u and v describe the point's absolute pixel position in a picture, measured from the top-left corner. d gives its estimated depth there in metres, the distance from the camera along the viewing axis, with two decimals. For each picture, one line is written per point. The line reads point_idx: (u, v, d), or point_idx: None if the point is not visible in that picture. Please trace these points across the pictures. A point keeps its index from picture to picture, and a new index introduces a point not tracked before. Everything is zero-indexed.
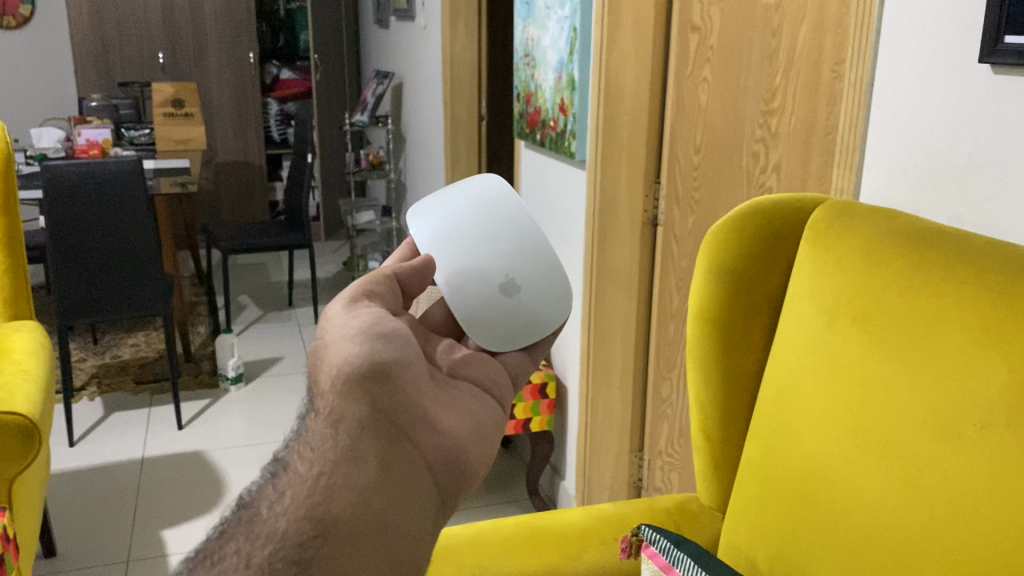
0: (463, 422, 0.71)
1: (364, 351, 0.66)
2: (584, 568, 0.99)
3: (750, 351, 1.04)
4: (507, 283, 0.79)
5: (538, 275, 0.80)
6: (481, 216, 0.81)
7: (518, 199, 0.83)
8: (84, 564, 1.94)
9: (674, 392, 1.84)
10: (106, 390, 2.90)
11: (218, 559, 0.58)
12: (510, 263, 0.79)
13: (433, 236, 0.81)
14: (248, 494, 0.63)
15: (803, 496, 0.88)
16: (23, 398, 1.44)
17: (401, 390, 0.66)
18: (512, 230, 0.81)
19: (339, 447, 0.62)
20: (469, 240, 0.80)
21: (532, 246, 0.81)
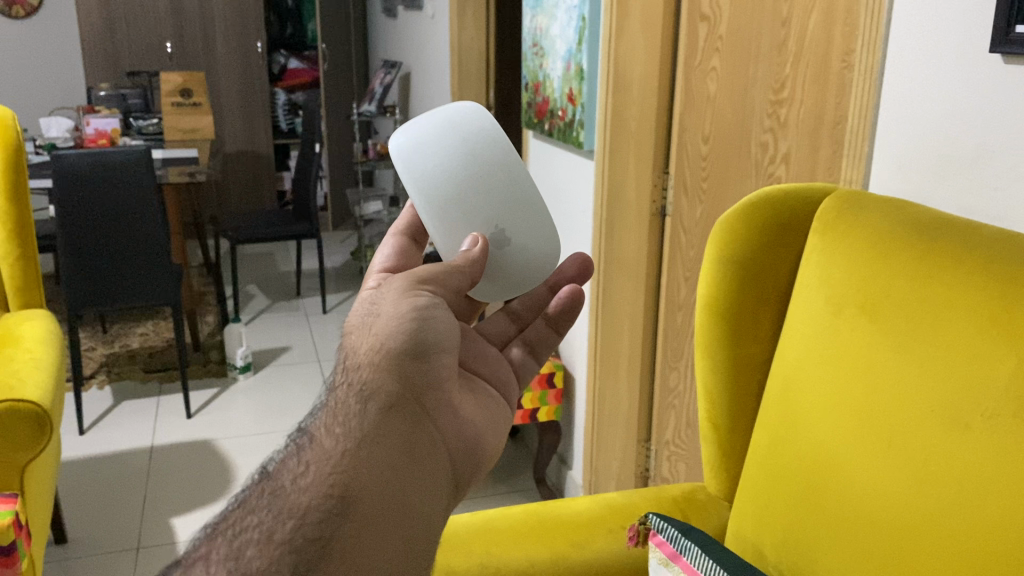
0: (479, 411, 0.71)
1: (405, 331, 0.66)
2: (592, 556, 1.00)
3: (759, 341, 1.04)
4: (499, 231, 0.77)
5: (527, 221, 0.78)
6: (471, 154, 0.76)
7: (512, 150, 0.78)
8: (94, 551, 1.96)
9: (681, 382, 1.85)
10: (115, 379, 2.92)
11: (238, 531, 0.55)
12: (503, 213, 0.77)
13: (414, 173, 0.75)
14: (269, 467, 0.61)
15: (813, 486, 0.88)
16: (34, 385, 1.45)
17: (431, 372, 0.66)
18: (501, 175, 0.77)
19: (367, 424, 0.61)
20: (457, 181, 0.75)
21: (522, 192, 0.78)
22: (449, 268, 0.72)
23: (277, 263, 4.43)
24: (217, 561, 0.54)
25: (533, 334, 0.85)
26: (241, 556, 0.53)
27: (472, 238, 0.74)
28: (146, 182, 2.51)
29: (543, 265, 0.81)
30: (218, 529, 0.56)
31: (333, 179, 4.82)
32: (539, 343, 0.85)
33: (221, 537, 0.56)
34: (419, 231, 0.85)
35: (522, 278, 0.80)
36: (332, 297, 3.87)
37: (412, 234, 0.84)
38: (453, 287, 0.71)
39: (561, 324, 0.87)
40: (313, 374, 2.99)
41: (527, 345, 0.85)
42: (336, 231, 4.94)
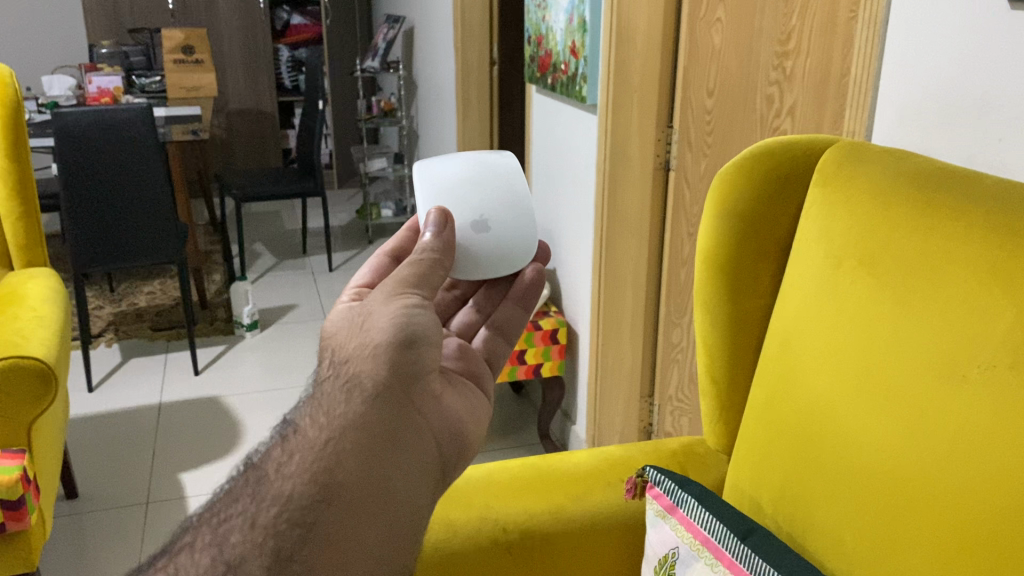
0: (462, 403, 0.71)
1: (391, 327, 0.65)
2: (591, 507, 1.00)
3: (759, 295, 1.03)
4: (480, 222, 0.81)
5: (509, 220, 0.83)
6: (475, 161, 0.84)
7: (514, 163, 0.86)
8: (106, 505, 1.99)
9: (685, 338, 1.85)
10: (123, 337, 2.94)
11: (224, 518, 0.56)
12: (488, 209, 0.82)
13: (422, 173, 0.84)
14: (255, 455, 0.60)
15: (809, 439, 0.88)
16: (39, 342, 1.46)
17: (418, 364, 0.65)
18: (500, 183, 0.84)
19: (353, 413, 0.60)
20: (455, 179, 0.83)
21: (513, 199, 0.84)
22: (423, 268, 0.72)
23: (283, 221, 4.43)
24: (202, 548, 0.54)
25: (502, 316, 0.86)
26: (225, 541, 0.54)
27: (441, 217, 0.76)
28: (148, 140, 2.50)
29: (516, 260, 0.84)
30: (204, 517, 0.57)
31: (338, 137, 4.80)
32: (509, 325, 0.86)
33: (206, 526, 0.56)
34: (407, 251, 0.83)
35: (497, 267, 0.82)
36: (338, 255, 3.87)
37: (396, 254, 0.82)
38: (431, 286, 0.72)
39: (527, 302, 0.87)
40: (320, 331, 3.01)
41: (496, 328, 0.85)
42: (341, 189, 4.93)
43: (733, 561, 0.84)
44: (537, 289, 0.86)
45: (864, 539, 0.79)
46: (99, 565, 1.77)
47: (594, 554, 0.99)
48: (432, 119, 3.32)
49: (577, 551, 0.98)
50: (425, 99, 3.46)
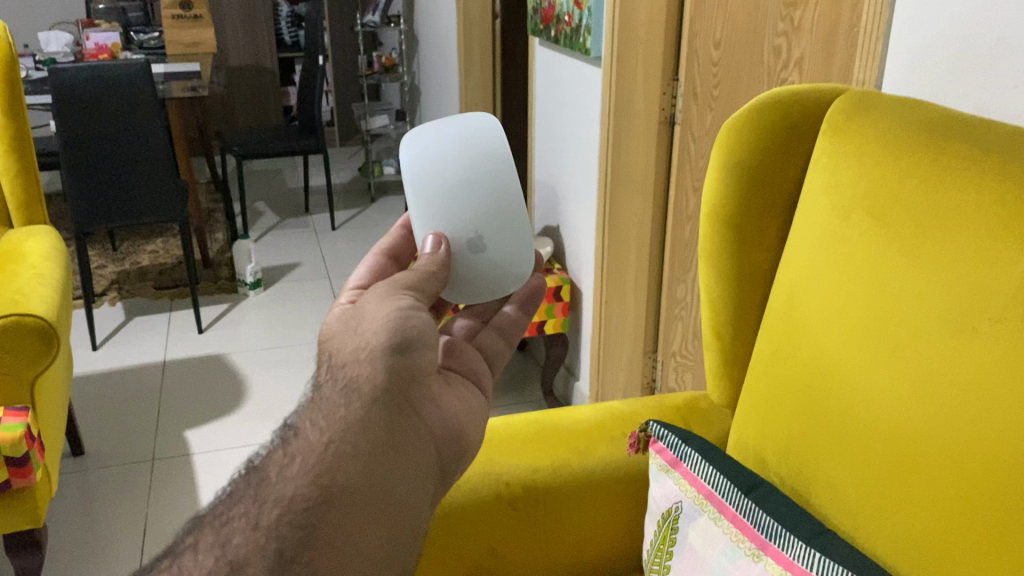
0: (468, 402, 0.68)
1: (386, 329, 0.62)
2: (594, 462, 1.00)
3: (764, 249, 1.01)
4: (475, 240, 0.74)
5: (505, 231, 0.76)
6: (467, 154, 0.74)
7: (509, 151, 0.75)
8: (112, 462, 2.00)
9: (689, 294, 1.85)
10: (127, 296, 2.94)
11: (225, 519, 0.53)
12: (483, 221, 0.74)
13: (409, 167, 0.74)
14: (255, 459, 0.58)
15: (814, 394, 0.87)
16: (39, 300, 1.45)
17: (418, 367, 0.62)
18: (495, 179, 0.74)
19: (353, 417, 0.57)
20: (447, 183, 0.73)
21: (509, 200, 0.75)
22: (419, 275, 0.69)
23: (285, 179, 4.40)
24: (204, 549, 0.51)
25: (503, 318, 0.78)
26: (228, 542, 0.51)
27: (436, 239, 0.72)
28: (147, 97, 2.47)
29: (518, 273, 0.77)
30: (206, 518, 0.54)
31: (339, 94, 4.75)
32: (511, 328, 0.78)
33: (208, 528, 0.53)
34: (402, 250, 0.78)
35: (493, 288, 0.76)
36: (340, 213, 3.86)
37: (393, 253, 0.77)
38: (428, 293, 0.69)
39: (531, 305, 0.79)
40: (323, 289, 3.00)
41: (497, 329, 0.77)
42: (343, 147, 4.90)
43: (736, 515, 0.84)
44: (545, 295, 0.79)
45: (866, 495, 0.79)
46: (106, 521, 1.79)
47: (597, 510, 0.99)
48: (434, 75, 3.28)
49: (580, 507, 0.98)
50: (426, 53, 3.42)
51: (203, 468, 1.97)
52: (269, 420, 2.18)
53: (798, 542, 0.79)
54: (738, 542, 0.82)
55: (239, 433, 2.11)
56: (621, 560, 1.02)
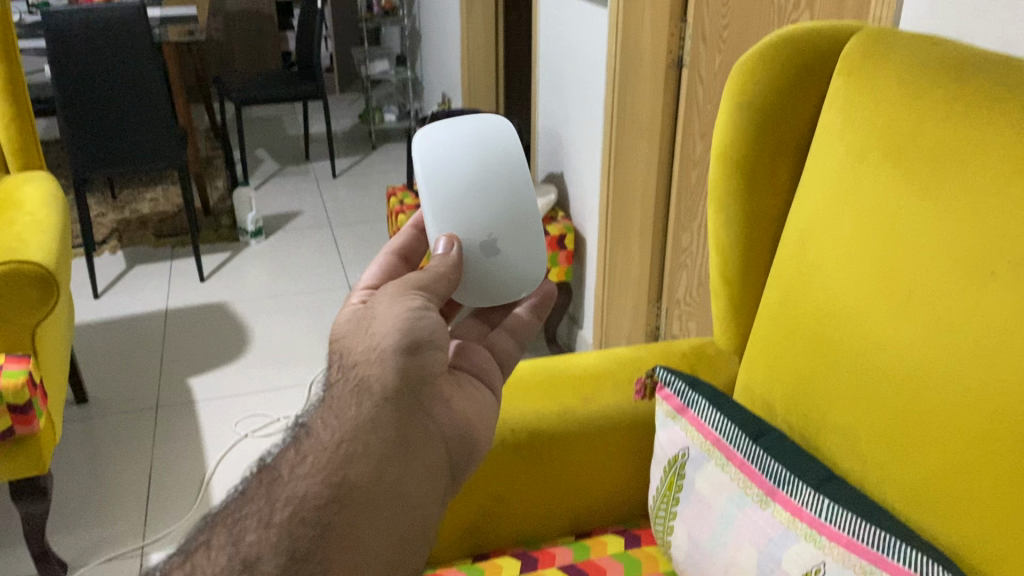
0: (473, 402, 0.69)
1: (398, 328, 0.62)
2: (599, 408, 0.99)
3: (775, 193, 0.99)
4: (488, 241, 0.75)
5: (517, 234, 0.76)
6: (484, 155, 0.75)
7: (521, 155, 0.76)
8: (116, 410, 2.00)
9: (693, 243, 1.83)
10: (128, 244, 2.92)
11: (237, 517, 0.53)
12: (496, 224, 0.75)
13: (427, 164, 0.74)
14: (267, 457, 0.58)
15: (825, 339, 0.86)
16: (36, 247, 1.42)
17: (427, 367, 0.63)
18: (508, 183, 0.75)
19: (364, 416, 0.58)
20: (465, 183, 0.74)
21: (521, 204, 0.76)
22: (431, 274, 0.69)
23: (285, 126, 4.35)
24: (216, 548, 0.51)
25: (513, 321, 0.79)
26: (241, 541, 0.51)
27: (449, 239, 0.72)
28: (142, 42, 2.41)
29: (528, 276, 0.78)
30: (218, 515, 0.54)
31: (339, 38, 4.67)
32: (521, 331, 0.80)
33: (221, 525, 0.53)
34: (412, 250, 0.78)
35: (503, 290, 0.77)
36: (341, 161, 3.82)
37: (402, 252, 0.77)
38: (440, 291, 0.69)
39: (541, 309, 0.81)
40: (325, 238, 2.98)
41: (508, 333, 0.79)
42: (343, 93, 4.83)
43: (744, 461, 0.84)
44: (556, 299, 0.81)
45: (876, 440, 0.79)
46: (111, 468, 1.79)
47: (598, 457, 0.99)
48: (436, 18, 3.21)
49: (581, 454, 0.98)
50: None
51: (208, 416, 1.97)
52: (273, 368, 2.18)
53: (807, 488, 0.79)
54: (745, 488, 0.82)
55: (243, 381, 2.12)
56: (614, 513, 1.03)
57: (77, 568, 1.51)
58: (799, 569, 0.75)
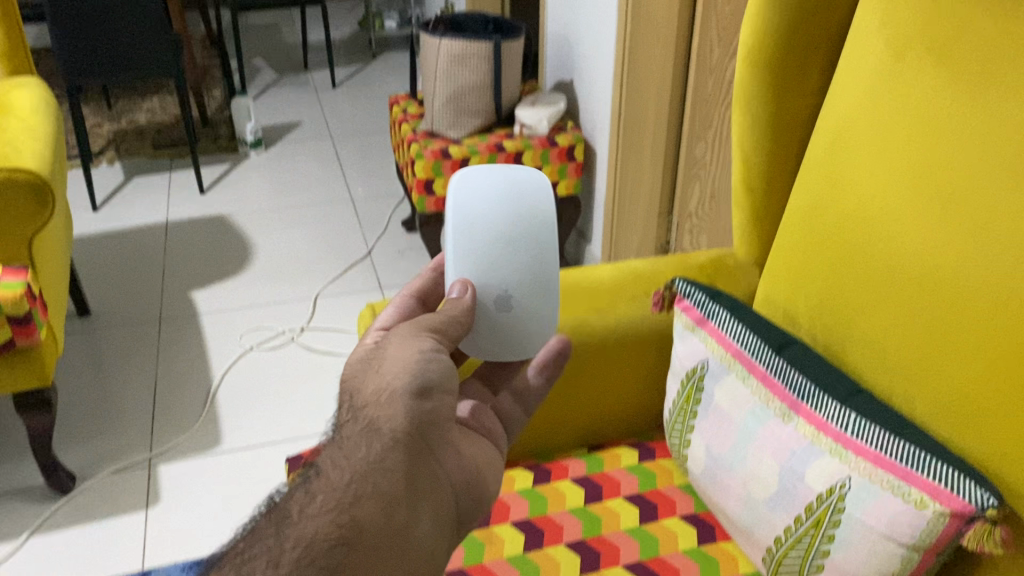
0: (481, 453, 0.65)
1: (409, 370, 0.59)
2: (615, 321, 0.95)
3: (804, 96, 0.94)
4: (503, 295, 0.72)
5: (534, 292, 0.74)
6: (517, 211, 0.72)
7: (553, 216, 0.74)
8: (118, 322, 1.98)
9: (708, 153, 1.77)
10: (125, 156, 2.85)
11: (242, 556, 0.48)
12: (515, 281, 0.72)
13: (459, 204, 0.72)
14: (272, 499, 0.54)
15: (855, 247, 0.82)
16: (29, 154, 1.37)
17: (437, 412, 0.60)
18: (532, 240, 0.73)
19: (374, 458, 0.55)
20: (493, 232, 0.71)
21: (544, 265, 0.74)
22: (444, 319, 0.66)
23: (282, 34, 4.22)
24: None
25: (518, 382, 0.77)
26: None
27: (464, 285, 0.70)
28: None
29: (538, 335, 0.75)
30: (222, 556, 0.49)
31: None
32: (527, 393, 0.77)
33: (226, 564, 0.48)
34: (429, 292, 0.75)
35: (509, 345, 0.74)
36: (342, 70, 3.71)
37: (420, 294, 0.74)
38: (450, 337, 0.65)
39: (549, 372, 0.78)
40: (326, 150, 2.92)
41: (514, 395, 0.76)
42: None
43: (766, 374, 0.81)
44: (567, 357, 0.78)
45: (906, 352, 0.76)
46: (116, 380, 1.78)
47: (611, 370, 0.96)
48: None
49: (595, 367, 0.95)
50: None
51: (212, 330, 1.95)
52: (276, 282, 2.14)
53: (832, 402, 0.76)
54: (767, 402, 0.80)
55: (246, 293, 2.09)
56: (626, 425, 1.02)
57: (87, 479, 1.51)
58: (823, 483, 0.73)
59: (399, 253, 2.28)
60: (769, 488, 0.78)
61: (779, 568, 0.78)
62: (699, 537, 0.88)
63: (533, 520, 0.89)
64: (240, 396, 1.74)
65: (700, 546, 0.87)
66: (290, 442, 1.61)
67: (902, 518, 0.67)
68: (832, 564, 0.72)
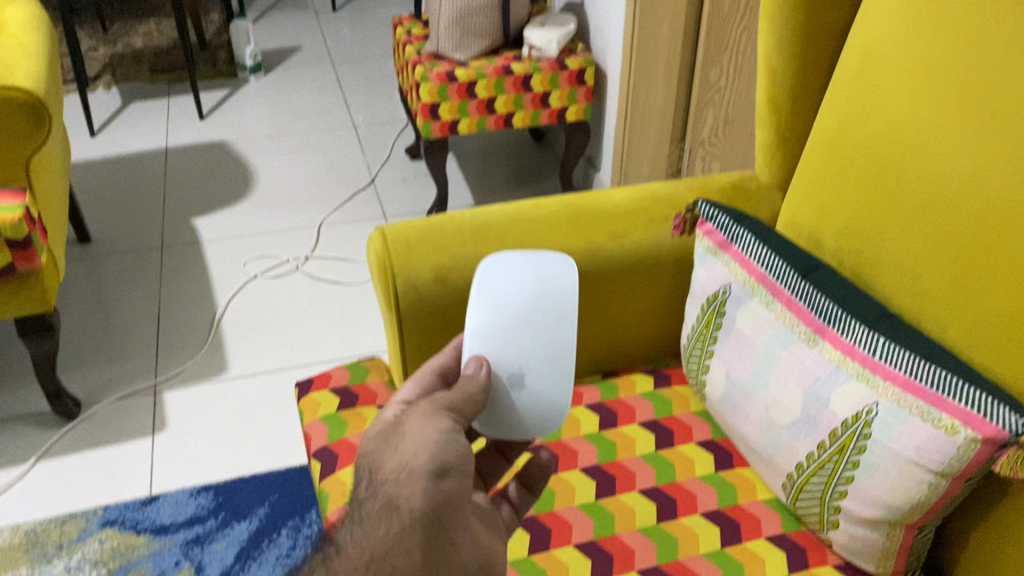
0: (496, 535, 0.62)
1: (428, 450, 0.56)
2: (633, 245, 0.92)
3: (836, 7, 0.89)
4: (517, 374, 0.69)
5: (550, 376, 0.70)
6: (539, 293, 0.70)
7: (576, 297, 0.71)
8: (120, 250, 1.95)
9: (723, 77, 1.72)
10: (122, 81, 2.78)
11: None
12: (531, 362, 0.69)
13: (485, 285, 0.71)
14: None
15: (887, 167, 0.79)
16: (23, 72, 1.32)
17: (456, 494, 0.56)
18: (552, 322, 0.70)
19: (393, 541, 0.51)
20: (512, 310, 0.69)
21: (561, 347, 0.70)
22: (459, 398, 0.62)
23: None
24: None
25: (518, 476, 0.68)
26: None
27: (477, 359, 0.67)
28: None
29: (554, 423, 0.70)
30: None
31: None
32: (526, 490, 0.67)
33: None
34: None
35: (519, 428, 0.69)
36: None
37: None
38: (466, 415, 0.62)
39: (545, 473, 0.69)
40: (328, 75, 2.85)
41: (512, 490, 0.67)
42: None
43: (790, 298, 0.78)
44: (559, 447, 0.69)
45: (938, 276, 0.73)
46: (119, 308, 1.76)
47: (628, 295, 0.94)
48: None
49: (613, 292, 0.92)
50: None
51: (215, 257, 1.92)
52: (279, 210, 2.11)
53: (859, 326, 0.74)
54: (792, 327, 0.77)
55: (249, 221, 2.05)
56: (642, 351, 1.00)
57: (92, 406, 1.50)
58: (848, 409, 0.71)
59: (403, 181, 2.24)
60: (792, 414, 0.76)
61: (799, 495, 0.77)
62: (716, 462, 0.86)
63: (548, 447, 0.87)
64: (245, 323, 1.72)
65: (718, 472, 0.85)
66: (297, 369, 1.60)
67: (930, 444, 0.65)
68: (856, 490, 0.71)
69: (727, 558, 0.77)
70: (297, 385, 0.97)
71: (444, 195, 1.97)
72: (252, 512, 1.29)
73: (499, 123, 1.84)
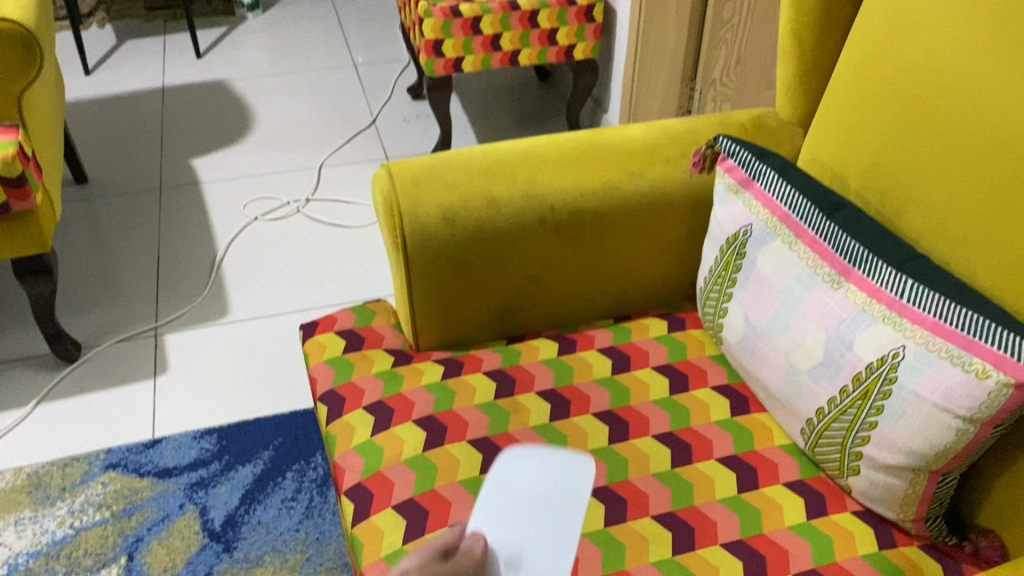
0: None
1: None
2: (649, 185, 0.88)
3: None
4: (514, 557, 0.67)
5: (547, 552, 0.67)
6: (547, 484, 0.71)
7: (585, 486, 0.71)
8: (117, 191, 1.91)
9: (736, 15, 1.66)
10: (116, 18, 2.71)
11: None
12: (527, 539, 0.68)
13: (497, 479, 0.74)
14: None
15: (918, 101, 0.75)
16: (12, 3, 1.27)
17: None
18: (555, 503, 0.70)
19: None
20: (521, 500, 0.71)
21: (562, 526, 0.68)
22: None
23: None
24: None
25: None
26: None
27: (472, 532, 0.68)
28: None
29: None
30: None
31: None
32: None
33: None
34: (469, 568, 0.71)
35: None
36: None
37: None
38: None
39: None
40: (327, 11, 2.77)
41: None
42: None
43: (814, 239, 0.76)
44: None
45: (969, 215, 0.70)
46: (117, 251, 1.73)
47: (642, 236, 0.91)
48: None
49: (627, 233, 0.89)
50: None
51: (214, 199, 1.89)
52: (279, 151, 2.06)
53: (886, 266, 0.71)
54: (815, 268, 0.75)
55: (249, 163, 2.01)
56: (655, 295, 0.97)
57: (92, 348, 1.48)
58: (873, 352, 0.68)
59: (406, 121, 2.19)
60: (814, 358, 0.74)
61: (819, 440, 0.75)
62: (732, 408, 0.84)
63: (559, 392, 0.85)
64: (247, 266, 1.69)
65: (734, 417, 0.83)
66: (300, 313, 1.57)
67: (958, 389, 0.63)
68: (879, 436, 0.69)
69: (743, 504, 0.75)
70: (301, 327, 0.95)
71: (448, 136, 1.92)
72: (256, 456, 1.28)
73: (504, 60, 1.79)
